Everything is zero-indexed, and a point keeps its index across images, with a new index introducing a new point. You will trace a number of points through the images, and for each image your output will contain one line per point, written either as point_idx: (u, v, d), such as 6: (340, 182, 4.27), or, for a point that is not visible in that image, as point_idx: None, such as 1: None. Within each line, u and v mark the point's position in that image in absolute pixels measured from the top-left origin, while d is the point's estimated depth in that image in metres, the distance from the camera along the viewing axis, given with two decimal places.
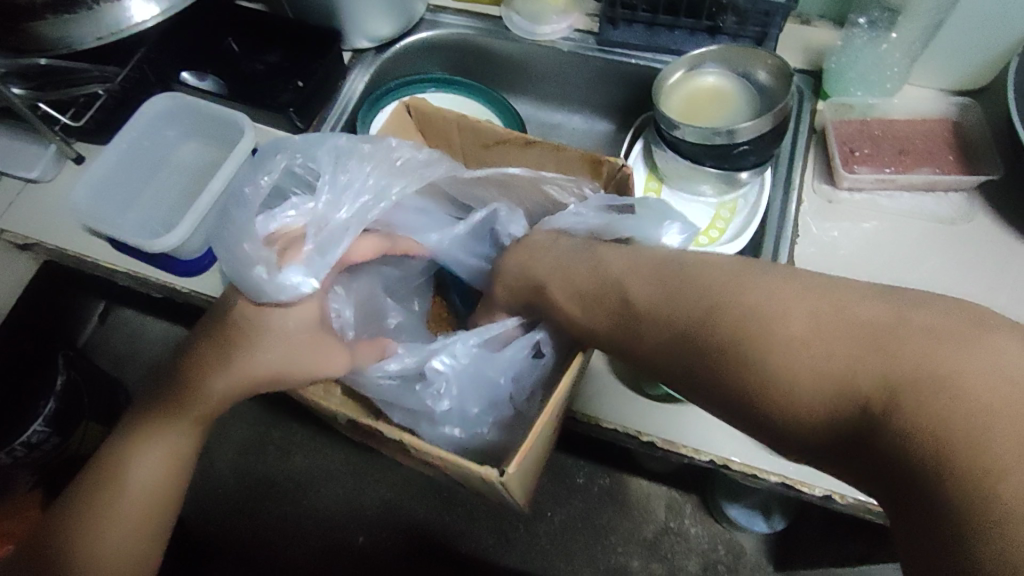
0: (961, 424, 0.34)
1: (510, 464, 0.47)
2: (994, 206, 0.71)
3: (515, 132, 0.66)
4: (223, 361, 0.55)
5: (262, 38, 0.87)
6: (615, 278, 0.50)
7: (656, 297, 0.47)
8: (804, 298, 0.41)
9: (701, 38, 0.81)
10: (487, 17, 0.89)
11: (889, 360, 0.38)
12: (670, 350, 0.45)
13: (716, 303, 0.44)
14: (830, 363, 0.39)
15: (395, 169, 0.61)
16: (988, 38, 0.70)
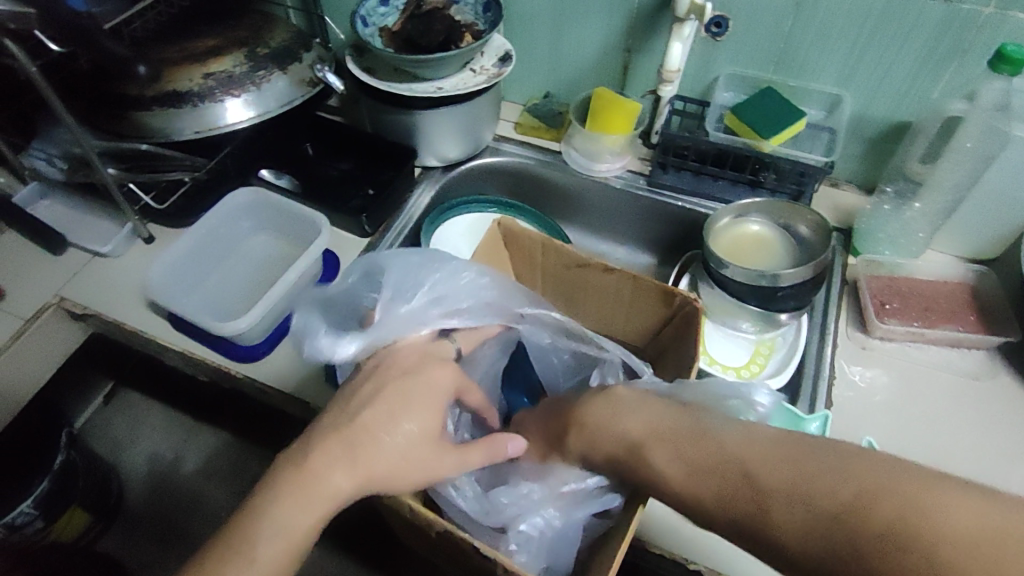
0: None
1: None
2: (1015, 366, 0.76)
3: (598, 259, 0.70)
4: (350, 457, 0.53)
5: (338, 147, 0.95)
6: (721, 449, 0.45)
7: (783, 477, 0.41)
8: (965, 498, 0.34)
9: (743, 188, 0.90)
10: (545, 150, 0.98)
11: None
12: (806, 534, 0.38)
13: (830, 482, 0.39)
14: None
15: (456, 287, 0.66)
16: (1001, 217, 0.78)
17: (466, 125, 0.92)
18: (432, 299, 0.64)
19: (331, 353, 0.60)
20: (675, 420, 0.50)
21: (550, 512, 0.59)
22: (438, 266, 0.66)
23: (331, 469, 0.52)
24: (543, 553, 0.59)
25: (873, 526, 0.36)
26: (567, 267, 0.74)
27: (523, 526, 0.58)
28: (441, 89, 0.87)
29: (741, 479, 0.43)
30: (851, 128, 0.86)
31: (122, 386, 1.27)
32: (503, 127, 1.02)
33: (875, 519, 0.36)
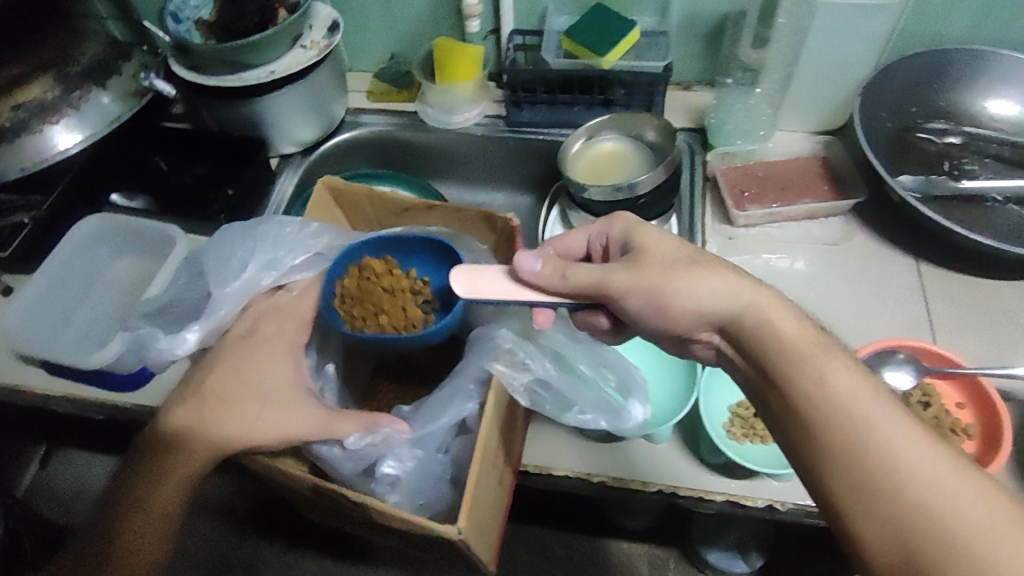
0: (940, 508, 0.37)
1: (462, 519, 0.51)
2: (869, 223, 0.80)
3: (418, 198, 0.70)
4: (215, 412, 0.55)
5: (192, 153, 0.92)
6: (806, 345, 0.45)
7: (800, 335, 0.45)
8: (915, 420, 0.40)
9: (598, 110, 0.90)
10: (402, 113, 0.97)
11: (958, 477, 0.38)
12: (802, 370, 0.43)
13: (840, 366, 0.43)
14: (929, 468, 0.38)
15: (290, 241, 0.65)
16: (833, 83, 0.81)
17: (312, 102, 0.90)
18: (265, 263, 0.63)
19: (173, 354, 0.59)
20: (771, 311, 0.47)
21: (408, 449, 0.57)
22: (254, 234, 0.65)
23: (207, 422, 0.55)
24: (408, 492, 0.57)
25: (858, 410, 0.40)
26: (394, 213, 0.73)
27: (388, 467, 0.56)
28: (274, 73, 0.84)
29: (816, 362, 0.43)
30: (684, 28, 0.87)
31: (55, 443, 1.25)
32: (357, 99, 1.00)
33: (860, 406, 0.41)
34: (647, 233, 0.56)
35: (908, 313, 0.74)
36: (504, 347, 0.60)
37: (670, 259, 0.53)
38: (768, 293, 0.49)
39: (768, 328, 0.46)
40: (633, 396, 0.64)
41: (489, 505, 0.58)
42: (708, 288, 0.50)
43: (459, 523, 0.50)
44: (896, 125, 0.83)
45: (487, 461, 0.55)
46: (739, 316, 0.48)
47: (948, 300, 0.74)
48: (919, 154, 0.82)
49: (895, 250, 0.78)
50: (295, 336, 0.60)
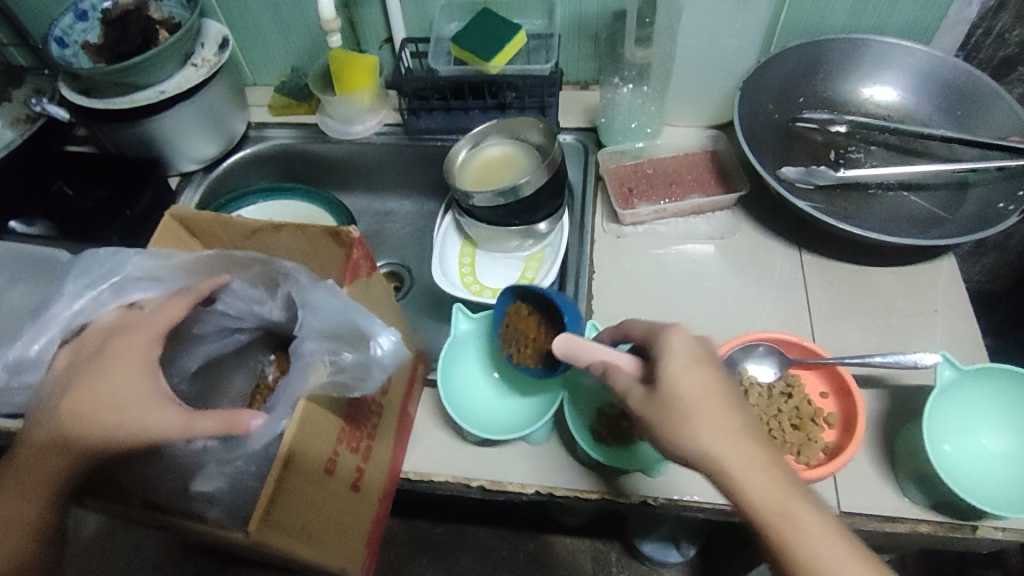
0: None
1: (255, 521, 0.47)
2: (754, 215, 0.81)
3: (260, 218, 0.59)
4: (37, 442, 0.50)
5: (91, 176, 0.90)
6: (778, 501, 0.46)
7: (709, 408, 0.49)
8: (796, 500, 0.46)
9: (493, 114, 0.91)
10: (305, 125, 0.98)
11: (833, 552, 0.44)
12: (717, 447, 0.48)
13: (738, 448, 0.48)
14: (805, 543, 0.45)
15: (115, 261, 0.57)
16: (712, 77, 0.82)
17: (210, 120, 0.90)
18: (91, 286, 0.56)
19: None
20: (749, 466, 0.47)
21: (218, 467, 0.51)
22: (83, 265, 0.57)
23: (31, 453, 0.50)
24: (227, 507, 0.53)
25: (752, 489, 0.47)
26: (246, 238, 0.61)
27: (203, 484, 0.52)
28: (165, 92, 0.84)
29: (779, 512, 0.46)
30: (570, 29, 0.88)
31: None
32: (260, 112, 1.00)
33: (756, 486, 0.46)
34: (671, 356, 0.50)
35: (790, 304, 0.74)
36: (317, 358, 0.53)
37: (695, 399, 0.49)
38: (744, 442, 0.47)
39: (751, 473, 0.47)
40: (371, 328, 0.54)
41: (324, 512, 0.55)
42: (708, 432, 0.48)
43: (251, 526, 0.46)
44: (784, 117, 0.83)
45: (303, 466, 0.51)
46: (728, 462, 0.47)
47: (826, 288, 0.75)
48: (807, 143, 0.82)
49: (780, 242, 0.79)
50: (148, 349, 0.51)
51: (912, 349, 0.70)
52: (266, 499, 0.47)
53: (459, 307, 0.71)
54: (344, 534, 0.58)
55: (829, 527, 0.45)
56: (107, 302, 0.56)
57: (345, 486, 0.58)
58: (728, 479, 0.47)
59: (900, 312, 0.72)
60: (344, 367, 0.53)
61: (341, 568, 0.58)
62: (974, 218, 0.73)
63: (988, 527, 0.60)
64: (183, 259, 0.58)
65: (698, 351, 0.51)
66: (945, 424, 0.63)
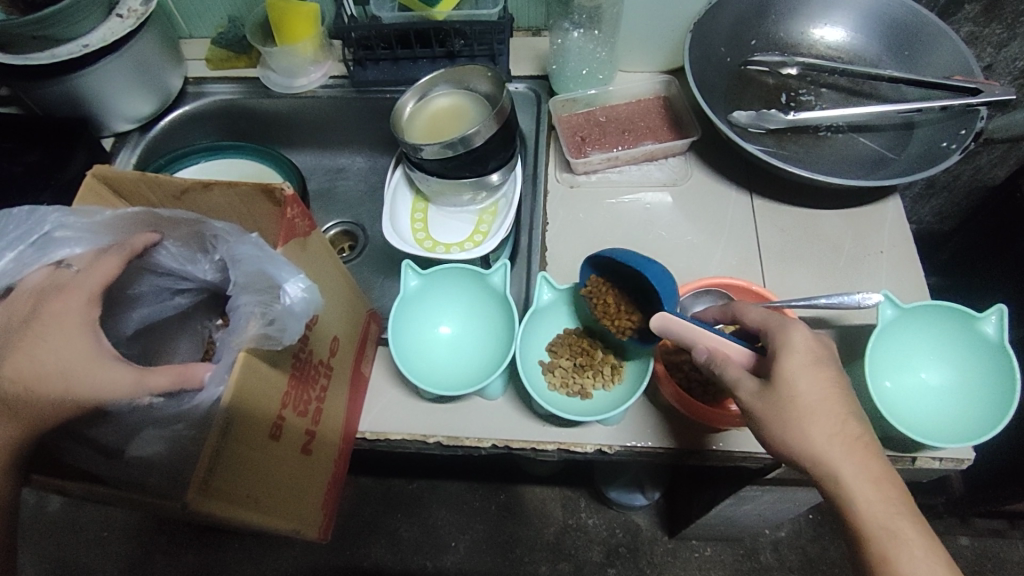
0: (891, 561, 0.46)
1: (196, 488, 0.46)
2: (706, 161, 0.81)
3: (188, 178, 0.56)
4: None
5: (16, 139, 0.85)
6: (881, 508, 0.48)
7: (813, 395, 0.50)
8: (882, 490, 0.48)
9: (443, 63, 0.88)
10: (245, 80, 0.94)
11: (906, 539, 0.47)
12: (818, 433, 0.49)
13: (837, 434, 0.49)
14: (885, 529, 0.47)
15: (31, 224, 0.54)
16: (663, 19, 0.81)
17: (142, 75, 0.86)
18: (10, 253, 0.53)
19: None
20: (856, 470, 0.48)
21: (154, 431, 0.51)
22: None
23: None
24: (167, 473, 0.52)
25: (846, 473, 0.48)
26: (176, 198, 0.59)
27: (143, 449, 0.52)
28: (89, 46, 0.78)
29: (868, 501, 0.48)
30: None
31: None
32: (196, 67, 0.95)
33: (846, 472, 0.48)
34: (789, 355, 0.51)
35: (740, 250, 0.75)
36: (250, 310, 0.52)
37: (812, 401, 0.50)
38: (843, 430, 0.49)
39: (855, 471, 0.48)
40: (282, 274, 0.53)
41: (271, 476, 0.55)
42: (816, 430, 0.49)
43: (189, 495, 0.45)
44: (735, 60, 0.82)
45: (243, 433, 0.51)
46: (841, 464, 0.48)
47: (776, 232, 0.75)
48: (758, 87, 0.81)
49: (732, 187, 0.79)
50: (78, 312, 0.50)
51: (858, 289, 0.71)
52: (203, 465, 0.46)
53: (408, 263, 0.69)
54: (295, 498, 0.58)
55: (904, 516, 0.47)
56: (32, 262, 0.54)
57: (294, 450, 0.58)
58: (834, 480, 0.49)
59: (848, 253, 0.73)
60: (273, 318, 0.52)
61: (295, 530, 0.58)
62: (919, 158, 0.73)
63: (927, 458, 0.62)
64: (107, 215, 0.56)
65: (815, 352, 0.52)
66: (885, 361, 0.64)
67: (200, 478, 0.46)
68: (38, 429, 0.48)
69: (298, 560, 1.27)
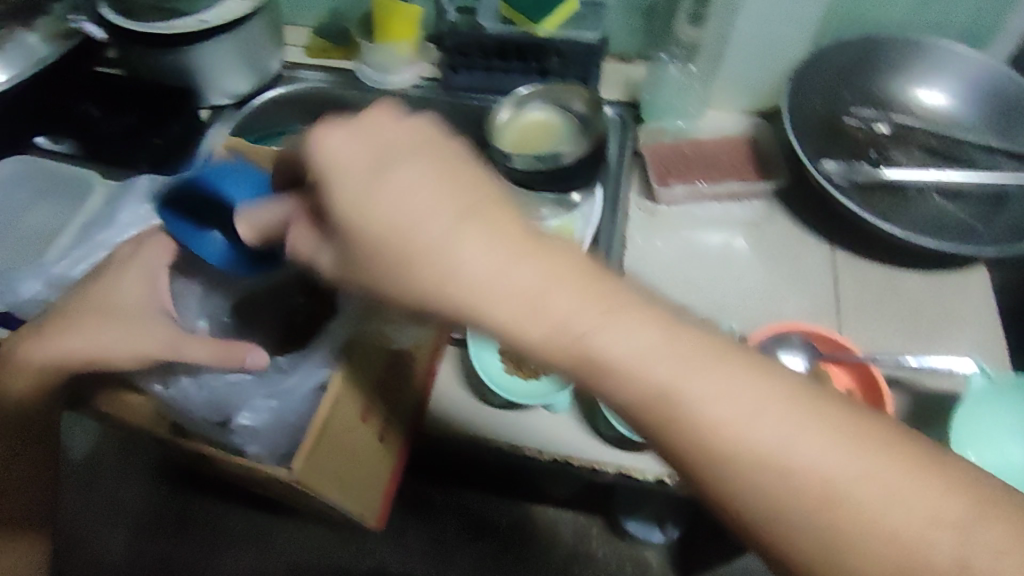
0: (830, 520, 0.34)
1: (301, 458, 0.48)
2: (789, 206, 0.81)
3: None
4: (54, 329, 0.53)
5: (121, 102, 0.88)
6: (770, 457, 0.35)
7: (637, 346, 0.37)
8: (778, 425, 0.36)
9: (534, 78, 0.89)
10: (339, 71, 0.95)
11: (835, 475, 0.35)
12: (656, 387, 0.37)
13: (680, 393, 0.37)
14: (795, 486, 0.35)
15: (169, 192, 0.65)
16: (764, 65, 0.81)
17: (248, 55, 0.89)
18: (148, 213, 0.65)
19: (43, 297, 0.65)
20: (717, 414, 0.36)
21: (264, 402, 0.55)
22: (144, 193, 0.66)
23: (30, 345, 0.53)
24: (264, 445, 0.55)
25: (716, 443, 0.36)
26: None
27: (248, 418, 0.55)
28: (206, 22, 0.80)
29: (762, 456, 0.35)
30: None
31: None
32: (294, 52, 0.98)
33: (709, 439, 0.36)
34: (462, 285, 0.38)
35: (815, 298, 0.74)
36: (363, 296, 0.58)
37: (639, 358, 0.37)
38: (694, 361, 0.37)
39: (703, 435, 0.36)
40: None
41: (351, 459, 0.57)
42: (638, 359, 0.37)
43: (295, 463, 0.47)
44: (829, 110, 0.82)
45: (344, 412, 0.52)
46: (694, 412, 0.36)
47: (855, 285, 0.75)
48: (849, 139, 0.81)
49: (814, 235, 0.79)
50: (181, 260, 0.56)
51: (933, 351, 0.71)
52: (312, 436, 0.48)
53: None
54: (361, 481, 0.60)
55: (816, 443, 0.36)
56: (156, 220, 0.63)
57: (371, 434, 0.60)
58: (693, 441, 0.36)
59: (927, 316, 0.73)
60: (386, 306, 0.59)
61: (351, 511, 0.61)
62: (1010, 229, 0.73)
63: None
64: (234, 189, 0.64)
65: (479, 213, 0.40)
66: (975, 428, 0.63)
67: (302, 450, 0.48)
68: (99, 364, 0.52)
69: (304, 545, 1.19)
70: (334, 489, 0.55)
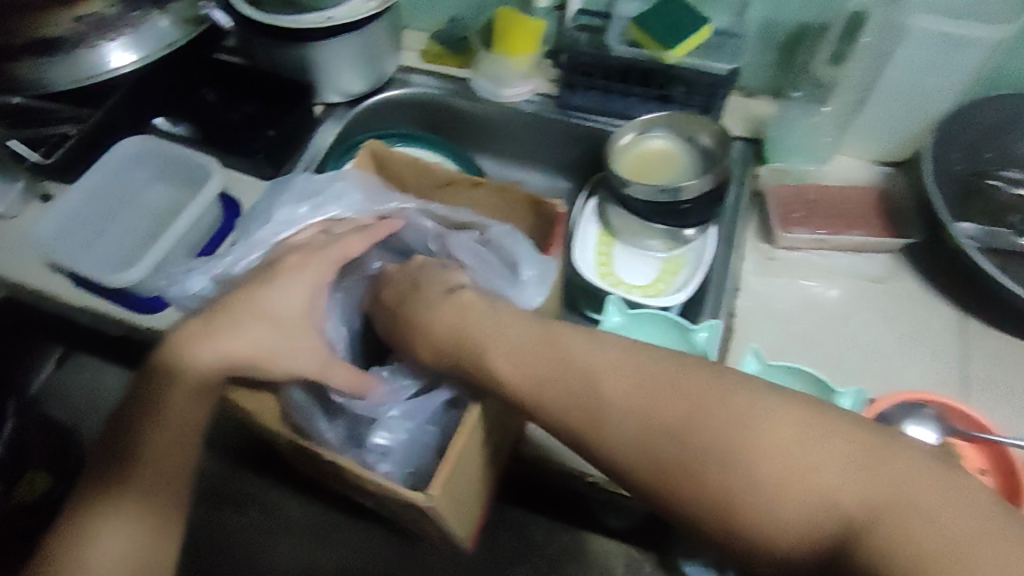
0: (834, 515, 0.37)
1: (435, 488, 0.51)
2: (916, 265, 0.77)
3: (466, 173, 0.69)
4: (207, 332, 0.54)
5: (240, 89, 0.89)
6: (772, 464, 0.39)
7: (633, 381, 0.44)
8: (780, 428, 0.40)
9: (653, 104, 0.86)
10: (453, 79, 0.95)
11: (850, 476, 0.37)
12: (653, 416, 0.43)
13: (673, 416, 0.42)
14: (808, 491, 0.38)
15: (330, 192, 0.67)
16: (905, 115, 0.77)
17: (365, 54, 0.88)
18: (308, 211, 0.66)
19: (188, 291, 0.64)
20: (713, 430, 0.41)
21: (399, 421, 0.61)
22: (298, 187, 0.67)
23: (188, 342, 0.53)
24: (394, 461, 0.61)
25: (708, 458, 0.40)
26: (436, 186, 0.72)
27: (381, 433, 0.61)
28: (332, 19, 0.81)
29: (751, 464, 0.39)
30: (761, 32, 0.83)
31: (71, 348, 1.21)
32: (409, 56, 0.98)
33: (702, 455, 0.41)
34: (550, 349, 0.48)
35: (942, 367, 0.70)
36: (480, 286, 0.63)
37: (639, 392, 0.44)
38: (686, 387, 0.43)
39: (686, 450, 0.41)
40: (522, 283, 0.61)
41: (469, 486, 0.59)
42: (629, 386, 0.44)
43: (431, 492, 0.50)
44: (967, 168, 0.78)
45: (472, 443, 0.55)
46: (678, 428, 0.42)
47: (986, 357, 0.71)
48: (988, 201, 0.77)
49: (942, 299, 0.74)
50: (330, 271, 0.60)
51: None
52: (447, 465, 0.51)
53: (613, 298, 0.70)
54: (471, 508, 0.62)
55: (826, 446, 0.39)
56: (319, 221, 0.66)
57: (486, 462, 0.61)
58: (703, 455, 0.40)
59: None
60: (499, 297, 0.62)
61: (461, 538, 0.62)
62: None
63: None
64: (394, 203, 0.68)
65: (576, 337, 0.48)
66: None
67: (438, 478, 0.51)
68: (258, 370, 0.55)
69: (351, 546, 1.18)
70: (454, 514, 0.57)
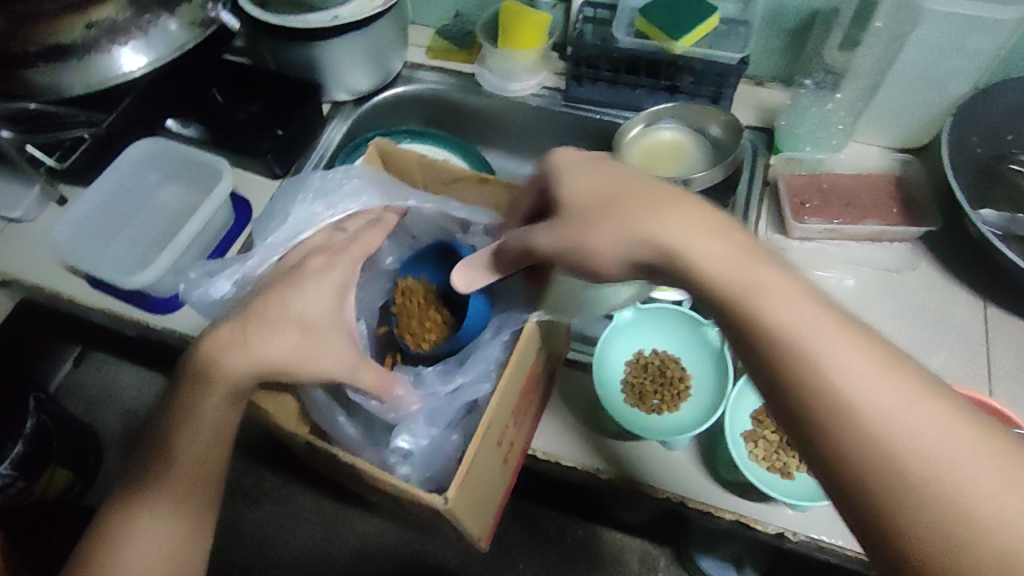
0: (944, 495, 0.32)
1: (451, 491, 0.50)
2: (936, 253, 0.75)
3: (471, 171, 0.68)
4: (242, 339, 0.53)
5: (248, 90, 0.90)
6: (898, 417, 0.34)
7: (758, 289, 0.39)
8: (908, 390, 0.35)
9: (661, 95, 0.85)
10: (460, 75, 0.95)
11: (970, 465, 0.33)
12: (785, 322, 0.37)
13: (810, 333, 0.37)
14: (929, 458, 0.33)
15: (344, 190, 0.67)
16: (921, 100, 0.76)
17: (371, 52, 0.88)
18: (322, 212, 0.66)
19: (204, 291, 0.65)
20: (847, 356, 0.36)
21: (423, 426, 0.61)
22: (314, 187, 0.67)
23: (222, 349, 0.53)
24: (416, 464, 0.60)
25: (843, 395, 0.35)
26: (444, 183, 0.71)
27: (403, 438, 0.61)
28: (339, 18, 0.80)
29: (882, 412, 0.34)
30: (770, 18, 0.81)
31: (89, 347, 1.30)
32: (416, 53, 0.98)
33: (828, 382, 0.35)
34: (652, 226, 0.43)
35: (964, 357, 0.68)
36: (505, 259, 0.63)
37: (772, 300, 0.38)
38: (822, 311, 0.38)
39: (814, 368, 0.36)
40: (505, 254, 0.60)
41: (486, 488, 0.58)
42: (768, 294, 0.38)
43: (448, 495, 0.49)
44: (987, 152, 0.76)
45: (488, 441, 0.54)
46: (814, 346, 0.36)
47: (1011, 346, 0.68)
48: (1009, 186, 0.75)
49: (963, 288, 0.73)
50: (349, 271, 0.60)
51: None
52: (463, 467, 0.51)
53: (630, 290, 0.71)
54: (489, 509, 0.61)
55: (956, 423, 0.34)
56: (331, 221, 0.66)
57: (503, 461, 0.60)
58: (821, 385, 0.36)
59: None
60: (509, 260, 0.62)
61: (481, 542, 0.61)
62: None
63: None
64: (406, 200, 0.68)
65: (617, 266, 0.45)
66: None
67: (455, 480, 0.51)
68: (290, 374, 0.54)
69: (365, 537, 1.19)
70: (473, 517, 0.57)
